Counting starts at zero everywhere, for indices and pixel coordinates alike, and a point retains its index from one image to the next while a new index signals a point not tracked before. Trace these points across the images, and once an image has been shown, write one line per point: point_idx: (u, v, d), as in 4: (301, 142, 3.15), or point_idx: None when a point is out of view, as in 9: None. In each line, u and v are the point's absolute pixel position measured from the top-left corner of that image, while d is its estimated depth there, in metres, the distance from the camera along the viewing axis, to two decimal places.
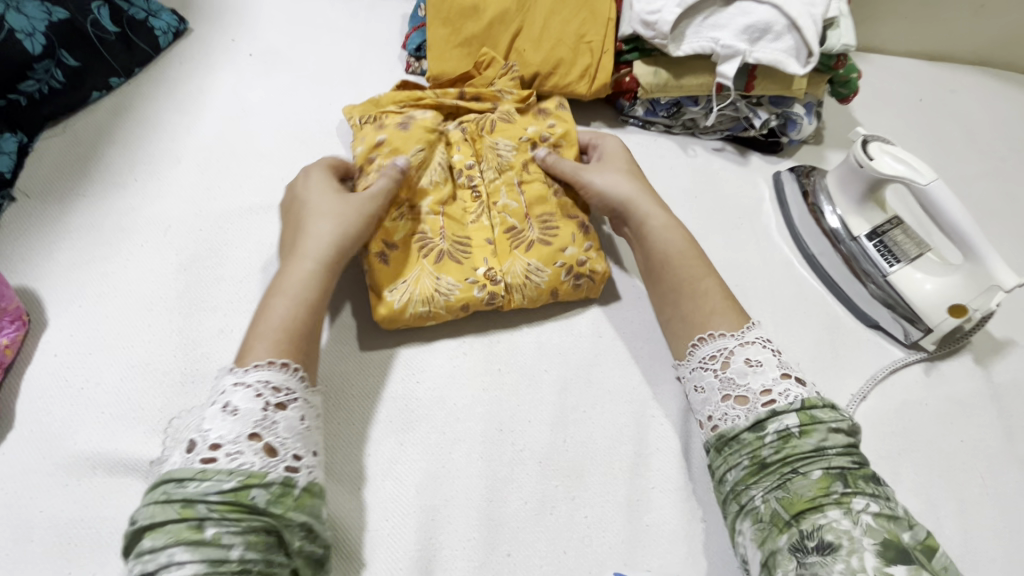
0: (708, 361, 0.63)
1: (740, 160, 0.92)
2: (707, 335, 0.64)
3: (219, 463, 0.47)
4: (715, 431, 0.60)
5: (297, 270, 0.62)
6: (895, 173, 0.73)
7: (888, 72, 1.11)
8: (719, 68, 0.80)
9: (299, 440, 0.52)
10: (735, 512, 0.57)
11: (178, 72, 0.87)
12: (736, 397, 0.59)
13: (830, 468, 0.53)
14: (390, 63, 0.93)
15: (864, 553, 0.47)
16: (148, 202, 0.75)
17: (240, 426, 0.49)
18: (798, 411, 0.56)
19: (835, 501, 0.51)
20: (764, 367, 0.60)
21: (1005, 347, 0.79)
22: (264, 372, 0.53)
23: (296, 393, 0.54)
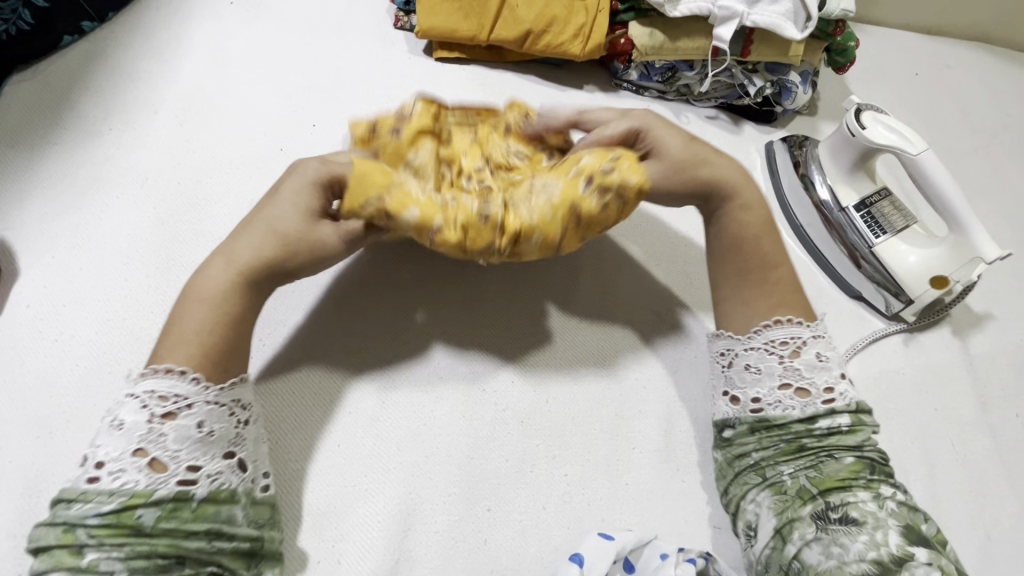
0: (774, 345, 0.59)
1: (734, 128, 0.90)
2: (778, 320, 0.60)
3: (101, 482, 0.46)
4: (756, 411, 0.59)
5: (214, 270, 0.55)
6: (886, 144, 0.73)
7: (887, 44, 1.10)
8: (716, 30, 0.80)
9: (194, 450, 0.48)
10: (752, 482, 0.57)
11: (156, 19, 0.83)
12: (797, 388, 0.57)
13: (859, 457, 0.55)
14: (378, 17, 0.90)
15: (888, 530, 0.50)
16: (124, 152, 0.72)
17: (123, 444, 0.46)
18: (850, 412, 0.57)
19: (865, 486, 0.53)
20: (830, 364, 0.58)
21: (983, 320, 0.81)
22: (149, 381, 0.48)
23: (189, 399, 0.48)
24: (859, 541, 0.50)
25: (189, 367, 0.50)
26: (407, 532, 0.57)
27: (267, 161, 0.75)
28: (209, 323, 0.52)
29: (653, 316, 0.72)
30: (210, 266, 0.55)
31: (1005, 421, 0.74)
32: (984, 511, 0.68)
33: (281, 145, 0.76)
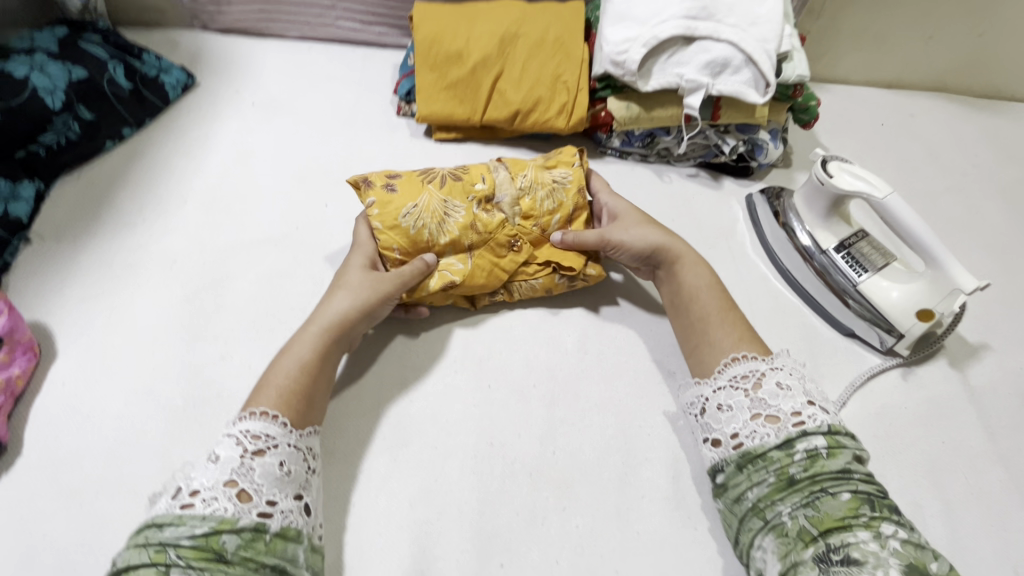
0: (738, 381, 0.63)
1: (713, 184, 0.98)
2: (734, 356, 0.65)
3: (194, 509, 0.50)
4: (737, 447, 0.60)
5: (306, 333, 0.64)
6: (853, 190, 0.77)
7: (851, 100, 1.19)
8: (685, 101, 0.86)
9: (275, 486, 0.53)
10: (757, 526, 0.57)
11: (186, 121, 0.94)
12: (767, 416, 0.60)
13: (857, 492, 0.54)
14: (383, 107, 1.00)
15: (890, 568, 0.49)
16: (156, 239, 0.79)
17: (218, 473, 0.52)
18: (825, 434, 0.57)
19: (864, 524, 0.52)
20: (793, 391, 0.61)
21: (980, 351, 0.82)
22: (248, 421, 0.55)
23: (276, 440, 0.55)
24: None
25: (280, 412, 0.57)
26: None
27: (285, 240, 0.82)
28: (307, 364, 0.62)
29: (652, 363, 0.75)
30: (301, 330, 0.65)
31: (1016, 451, 0.74)
32: (1009, 546, 0.66)
33: (297, 225, 0.83)
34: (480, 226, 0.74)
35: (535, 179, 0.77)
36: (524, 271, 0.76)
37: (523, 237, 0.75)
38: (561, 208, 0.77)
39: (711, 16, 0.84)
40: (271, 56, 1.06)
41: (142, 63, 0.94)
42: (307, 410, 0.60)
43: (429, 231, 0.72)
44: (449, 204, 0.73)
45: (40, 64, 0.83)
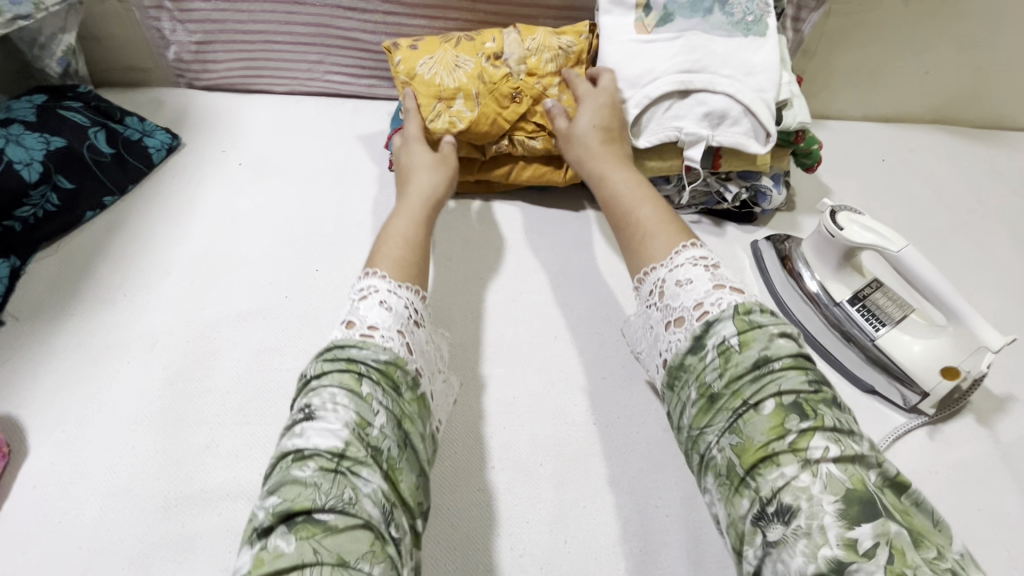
0: (651, 296, 0.63)
1: (717, 231, 0.95)
2: (647, 269, 0.64)
3: (374, 338, 0.56)
4: (665, 366, 0.59)
5: (399, 213, 0.75)
6: (865, 243, 0.75)
7: (849, 136, 1.17)
8: (685, 153, 0.84)
9: (422, 356, 0.60)
10: (697, 464, 0.52)
11: (170, 185, 0.91)
12: (675, 319, 0.58)
13: (782, 399, 0.48)
14: (374, 162, 0.98)
15: (824, 517, 0.42)
16: (137, 316, 0.75)
17: (393, 319, 0.59)
18: (732, 318, 0.53)
19: (790, 448, 0.45)
20: (695, 284, 0.58)
21: (1007, 403, 0.78)
22: (380, 279, 0.62)
23: (423, 314, 0.64)
24: (796, 546, 0.42)
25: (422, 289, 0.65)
26: None
27: (274, 311, 0.78)
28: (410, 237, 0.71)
29: (665, 433, 0.71)
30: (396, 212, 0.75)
31: None
32: None
33: (287, 294, 0.80)
34: (486, 79, 0.83)
35: (543, 43, 0.85)
36: (528, 130, 0.86)
37: (525, 90, 0.84)
38: (559, 75, 0.85)
39: (705, 68, 0.82)
40: (258, 112, 1.04)
41: (124, 127, 0.91)
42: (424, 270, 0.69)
43: (441, 78, 0.83)
44: (461, 58, 0.84)
45: (15, 136, 0.79)
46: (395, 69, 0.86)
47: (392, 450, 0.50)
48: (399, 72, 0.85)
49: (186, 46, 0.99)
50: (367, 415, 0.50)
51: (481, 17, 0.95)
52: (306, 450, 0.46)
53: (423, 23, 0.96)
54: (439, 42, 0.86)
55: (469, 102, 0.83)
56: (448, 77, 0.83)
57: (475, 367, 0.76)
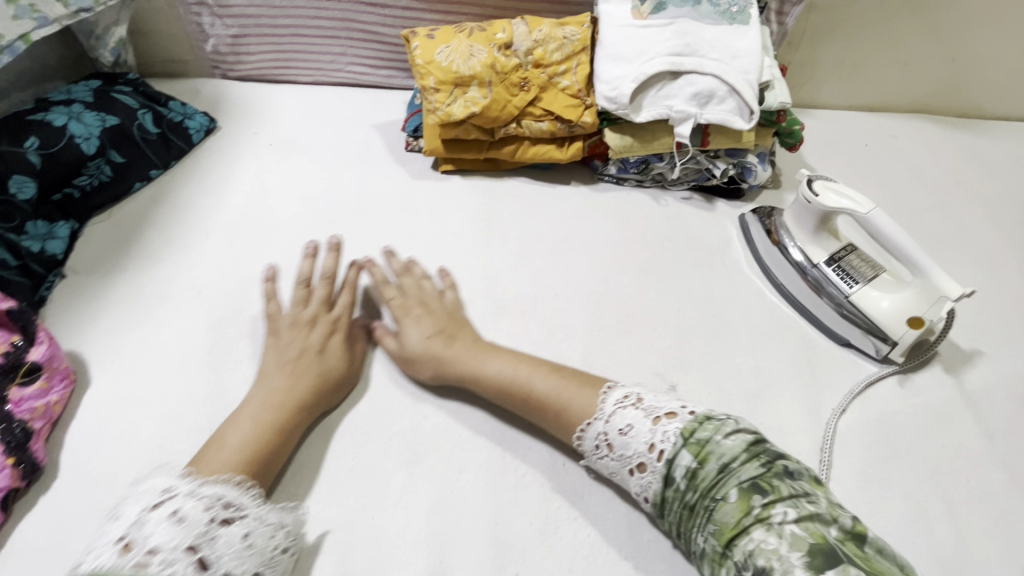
0: (599, 447, 0.65)
1: (707, 206, 1.03)
2: (582, 431, 0.66)
3: (149, 570, 0.50)
4: (648, 501, 0.62)
5: (259, 393, 0.69)
6: (838, 207, 0.82)
7: (835, 124, 1.25)
8: (676, 129, 0.92)
9: (245, 563, 0.55)
10: (696, 561, 0.58)
11: (209, 162, 1.00)
12: (636, 465, 0.62)
13: (742, 485, 0.55)
14: (393, 144, 1.07)
15: (794, 568, 0.48)
16: (182, 272, 0.85)
17: (182, 535, 0.52)
18: (684, 445, 0.59)
19: (757, 519, 0.53)
20: (634, 429, 0.62)
21: (974, 357, 0.85)
22: (218, 488, 0.57)
23: (246, 509, 0.58)
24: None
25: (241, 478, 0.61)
26: None
27: (304, 270, 0.87)
28: (255, 442, 0.65)
29: (655, 376, 0.80)
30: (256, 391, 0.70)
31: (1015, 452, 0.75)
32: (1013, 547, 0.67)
33: (314, 255, 0.89)
34: (498, 68, 0.93)
35: (549, 34, 0.94)
36: (533, 114, 0.95)
37: (533, 80, 0.94)
38: (567, 61, 0.94)
39: (694, 52, 0.90)
40: (287, 101, 1.14)
41: (168, 110, 1.01)
42: (276, 454, 0.66)
43: (458, 66, 0.92)
44: (475, 47, 0.93)
45: (77, 113, 0.89)
46: (412, 55, 0.94)
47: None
48: (417, 59, 0.93)
49: (223, 39, 1.09)
50: None
51: (491, 11, 1.04)
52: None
53: (438, 17, 1.06)
54: (454, 33, 0.94)
55: (483, 89, 0.92)
56: (464, 66, 0.92)
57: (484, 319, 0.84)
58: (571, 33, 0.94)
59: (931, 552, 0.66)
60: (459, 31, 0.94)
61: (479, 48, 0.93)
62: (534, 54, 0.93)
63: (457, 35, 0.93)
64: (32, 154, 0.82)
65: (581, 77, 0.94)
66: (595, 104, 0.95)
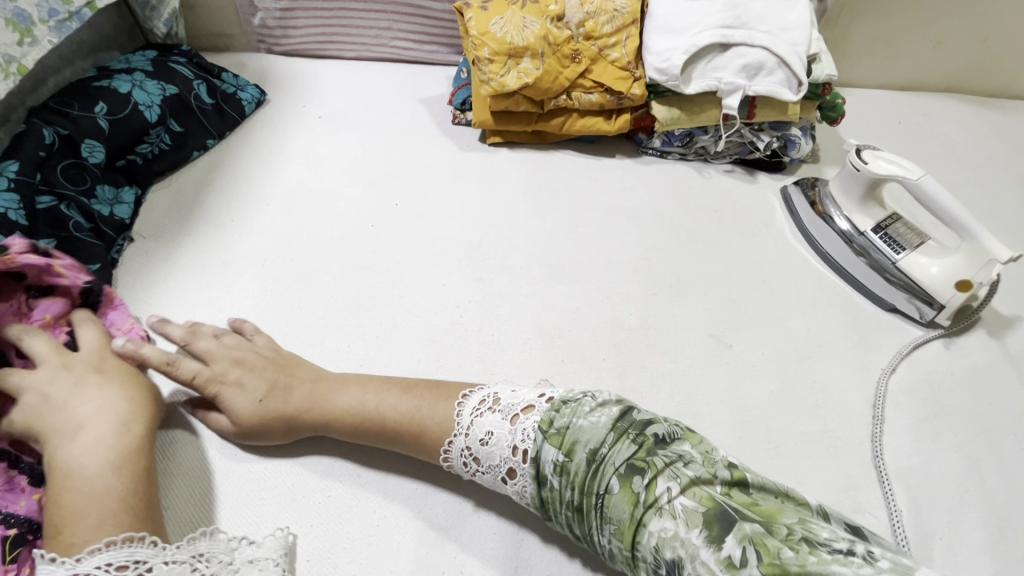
0: (467, 456, 0.59)
1: (749, 178, 1.05)
2: (446, 448, 0.60)
3: None
4: (536, 505, 0.57)
5: (81, 449, 0.55)
6: (888, 174, 0.84)
7: (868, 102, 1.27)
8: (725, 101, 0.94)
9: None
10: (608, 559, 0.54)
11: (261, 133, 1.02)
12: (508, 471, 0.57)
13: (619, 470, 0.51)
14: (439, 117, 1.09)
15: (699, 551, 0.45)
16: (245, 238, 0.87)
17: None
18: (546, 440, 0.54)
19: (648, 506, 0.49)
20: (497, 437, 0.57)
21: (1015, 322, 0.87)
22: (102, 556, 0.48)
23: (148, 560, 0.49)
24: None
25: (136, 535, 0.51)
26: (519, 543, 0.63)
27: (363, 237, 0.89)
28: (123, 485, 0.54)
29: (709, 338, 0.82)
30: (69, 449, 0.55)
31: None
32: None
33: (372, 223, 0.91)
34: (551, 39, 0.94)
35: (600, 7, 0.96)
36: (583, 85, 0.97)
37: (584, 52, 0.96)
38: (617, 34, 0.96)
39: (744, 24, 0.92)
40: (332, 75, 1.15)
41: (221, 81, 1.02)
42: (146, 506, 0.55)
43: (512, 37, 0.93)
44: (529, 19, 0.94)
45: (139, 81, 0.91)
46: (465, 27, 0.96)
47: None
48: (470, 30, 0.95)
49: (271, 13, 1.10)
50: None
51: None
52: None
53: None
54: (507, 4, 0.96)
55: (536, 60, 0.94)
56: (518, 37, 0.93)
57: (540, 284, 0.87)
58: (621, 6, 0.96)
59: (982, 501, 0.69)
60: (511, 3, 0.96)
61: (532, 20, 0.94)
62: (585, 27, 0.95)
63: (510, 6, 0.95)
64: (100, 119, 0.85)
65: (630, 49, 0.96)
66: (644, 77, 0.97)
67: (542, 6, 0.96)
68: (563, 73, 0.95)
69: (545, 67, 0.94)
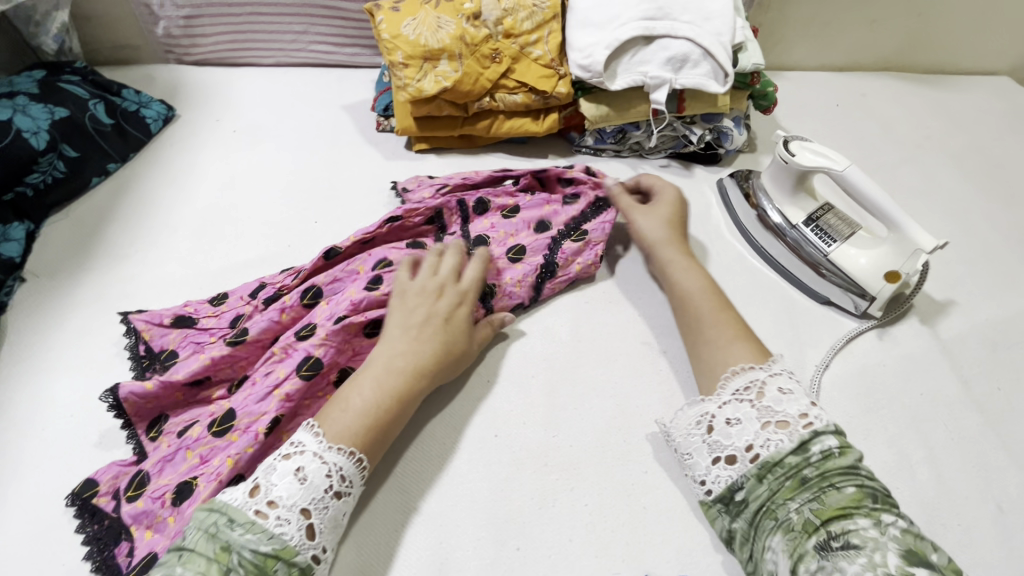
0: (740, 393, 0.62)
1: (686, 173, 1.03)
2: (737, 368, 0.64)
3: (266, 521, 0.52)
4: (754, 460, 0.57)
5: (362, 377, 0.62)
6: (815, 166, 0.82)
7: (807, 84, 1.25)
8: (652, 96, 0.91)
9: (331, 534, 0.55)
10: (763, 524, 0.55)
11: (169, 152, 0.96)
12: (776, 422, 0.58)
13: (864, 485, 0.52)
14: (363, 125, 1.04)
15: (886, 553, 0.47)
16: (149, 268, 0.81)
17: (304, 493, 0.53)
18: (834, 433, 0.56)
19: (866, 513, 0.50)
20: (796, 395, 0.60)
21: (948, 307, 0.87)
22: (331, 455, 0.56)
23: (353, 487, 0.57)
24: (855, 567, 0.47)
25: (357, 448, 0.58)
26: None
27: (278, 259, 0.84)
28: (381, 406, 0.61)
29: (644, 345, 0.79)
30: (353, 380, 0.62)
31: (990, 395, 0.78)
32: (991, 484, 0.70)
33: (288, 243, 0.86)
34: (468, 39, 0.90)
35: (517, 3, 0.91)
36: (506, 86, 0.93)
37: (504, 51, 0.91)
38: (538, 30, 0.92)
39: (667, 16, 0.89)
40: (249, 84, 1.09)
41: (121, 99, 0.96)
42: (400, 413, 0.62)
43: (426, 39, 0.89)
44: (443, 19, 0.90)
45: (22, 106, 0.84)
46: (378, 32, 0.91)
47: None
48: (383, 34, 0.90)
49: (175, 21, 1.03)
50: None
51: None
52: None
53: None
54: (419, 5, 0.91)
55: (454, 62, 0.90)
56: (432, 39, 0.89)
57: None
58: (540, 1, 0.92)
59: (915, 495, 0.68)
60: (424, 3, 0.91)
61: (447, 20, 0.90)
62: (504, 24, 0.91)
63: (422, 7, 0.90)
64: None
65: (553, 45, 0.92)
66: (569, 74, 0.93)
67: (457, 5, 0.91)
68: (483, 74, 0.91)
69: (464, 69, 0.90)
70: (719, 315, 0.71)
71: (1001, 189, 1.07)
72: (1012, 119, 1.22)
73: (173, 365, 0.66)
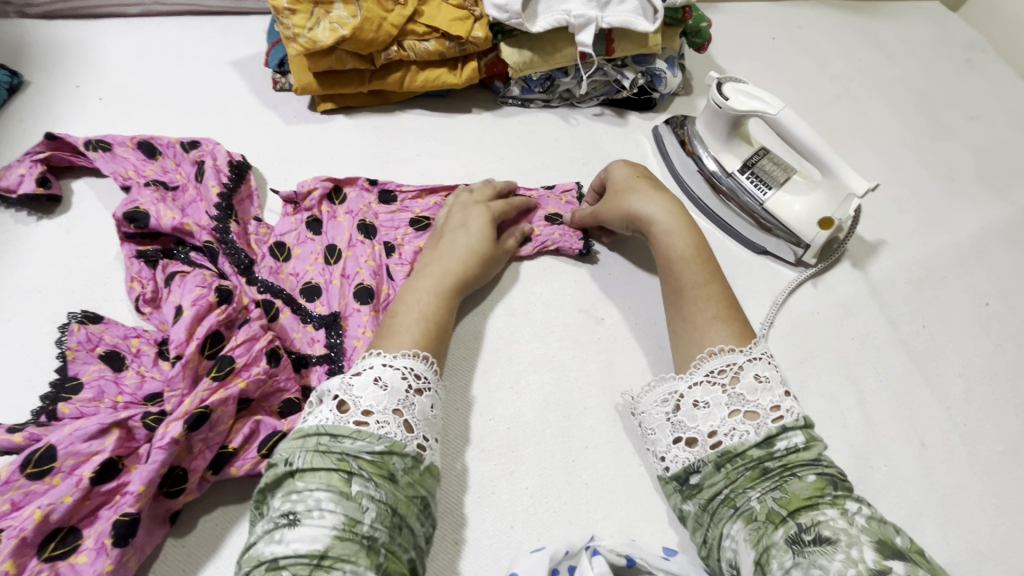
0: (715, 375, 0.58)
1: (620, 121, 0.96)
2: (712, 349, 0.60)
3: (369, 428, 0.51)
4: (715, 446, 0.54)
5: (413, 296, 0.64)
6: (749, 110, 0.78)
7: (743, 17, 1.19)
8: (578, 37, 0.82)
9: (427, 425, 0.54)
10: (725, 517, 0.52)
11: (21, 130, 0.81)
12: (745, 412, 0.55)
13: (822, 473, 0.50)
14: (256, 84, 0.91)
15: (863, 545, 0.43)
16: (8, 273, 0.70)
17: (390, 399, 0.53)
18: (803, 429, 0.53)
19: (831, 501, 0.47)
20: (772, 383, 0.56)
21: (878, 247, 0.87)
22: (406, 359, 0.56)
23: (431, 382, 0.57)
24: (835, 560, 0.42)
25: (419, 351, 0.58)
26: None
27: None
28: (428, 317, 0.62)
29: (581, 313, 0.75)
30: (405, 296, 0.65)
31: (914, 333, 0.80)
32: (915, 422, 0.72)
33: None
34: None
35: None
36: (414, 29, 0.82)
37: None
38: None
39: None
40: (111, 40, 0.92)
41: None
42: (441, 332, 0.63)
43: None
44: None
45: None
46: None
47: (382, 540, 0.46)
48: None
49: None
50: (356, 516, 0.46)
51: None
52: (281, 560, 0.43)
53: None
54: None
55: (351, 5, 0.78)
56: None
57: None
58: None
59: (845, 440, 0.69)
60: None
61: None
62: None
63: None
64: None
65: None
66: (485, 15, 0.83)
67: None
68: (387, 16, 0.80)
69: (363, 11, 0.78)
70: (703, 288, 0.66)
71: (930, 121, 1.07)
72: (941, 46, 1.21)
73: (63, 412, 0.56)
